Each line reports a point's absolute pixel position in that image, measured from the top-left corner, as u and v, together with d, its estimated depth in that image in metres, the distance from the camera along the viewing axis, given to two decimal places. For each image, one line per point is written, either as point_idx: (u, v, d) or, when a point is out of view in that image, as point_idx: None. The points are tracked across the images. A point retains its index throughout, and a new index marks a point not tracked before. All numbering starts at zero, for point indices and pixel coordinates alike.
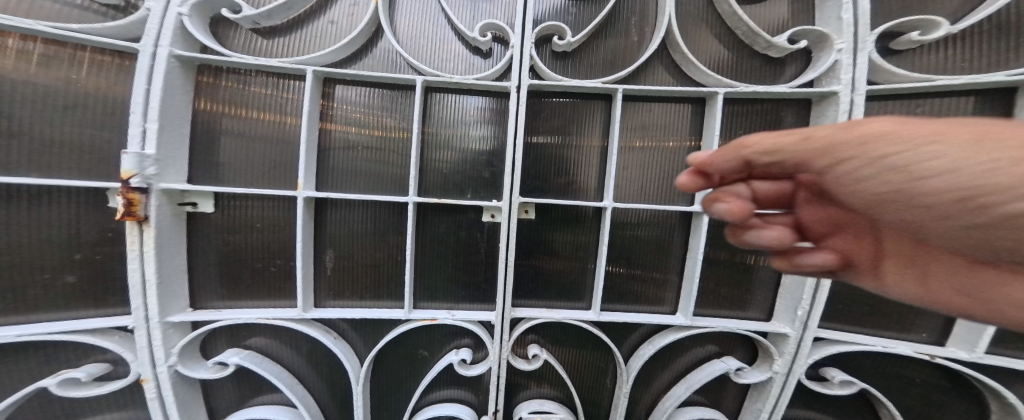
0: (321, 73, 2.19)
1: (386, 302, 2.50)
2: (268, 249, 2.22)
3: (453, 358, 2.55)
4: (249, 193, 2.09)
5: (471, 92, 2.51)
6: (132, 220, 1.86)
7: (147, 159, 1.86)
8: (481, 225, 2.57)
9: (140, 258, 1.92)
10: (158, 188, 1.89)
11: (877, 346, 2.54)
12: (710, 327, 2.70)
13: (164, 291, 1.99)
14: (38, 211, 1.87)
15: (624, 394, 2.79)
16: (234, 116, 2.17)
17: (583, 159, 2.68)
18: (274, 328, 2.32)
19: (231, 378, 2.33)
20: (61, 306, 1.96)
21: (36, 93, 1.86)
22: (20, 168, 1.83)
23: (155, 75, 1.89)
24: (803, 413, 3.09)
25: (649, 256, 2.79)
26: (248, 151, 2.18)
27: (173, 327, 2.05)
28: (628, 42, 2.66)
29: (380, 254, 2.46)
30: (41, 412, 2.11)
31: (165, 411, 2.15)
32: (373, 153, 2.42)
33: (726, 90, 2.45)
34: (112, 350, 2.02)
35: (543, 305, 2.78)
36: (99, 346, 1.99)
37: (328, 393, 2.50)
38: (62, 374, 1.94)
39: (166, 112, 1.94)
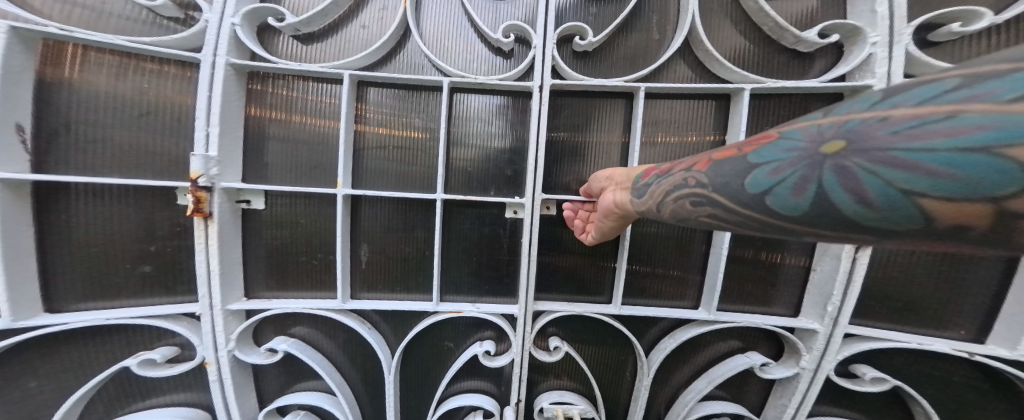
0: (357, 77, 2.34)
1: (415, 294, 2.66)
2: (310, 243, 2.40)
3: (477, 349, 2.69)
4: (295, 192, 2.27)
5: (494, 92, 2.60)
6: (199, 216, 2.07)
7: (211, 160, 2.06)
8: (505, 221, 2.68)
9: (205, 250, 2.14)
10: (220, 187, 2.10)
11: (913, 343, 2.51)
12: (734, 322, 2.72)
13: (224, 280, 2.20)
14: (119, 208, 2.12)
15: (646, 387, 2.86)
16: (278, 121, 2.35)
17: (605, 155, 2.73)
18: (314, 318, 2.52)
19: (277, 364, 2.54)
20: (136, 292, 2.20)
21: (115, 104, 2.08)
22: (106, 170, 2.08)
23: (215, 83, 2.08)
24: (830, 410, 3.07)
25: (670, 251, 2.83)
26: (292, 153, 2.36)
27: (231, 315, 2.26)
28: (649, 40, 2.68)
29: (409, 248, 2.61)
30: (119, 392, 2.36)
31: (223, 392, 2.37)
32: (405, 154, 2.56)
33: (753, 85, 2.44)
34: (181, 335, 2.26)
35: (564, 299, 2.87)
36: (172, 330, 2.22)
37: (361, 380, 2.69)
38: (140, 355, 2.18)
39: (225, 118, 2.13)
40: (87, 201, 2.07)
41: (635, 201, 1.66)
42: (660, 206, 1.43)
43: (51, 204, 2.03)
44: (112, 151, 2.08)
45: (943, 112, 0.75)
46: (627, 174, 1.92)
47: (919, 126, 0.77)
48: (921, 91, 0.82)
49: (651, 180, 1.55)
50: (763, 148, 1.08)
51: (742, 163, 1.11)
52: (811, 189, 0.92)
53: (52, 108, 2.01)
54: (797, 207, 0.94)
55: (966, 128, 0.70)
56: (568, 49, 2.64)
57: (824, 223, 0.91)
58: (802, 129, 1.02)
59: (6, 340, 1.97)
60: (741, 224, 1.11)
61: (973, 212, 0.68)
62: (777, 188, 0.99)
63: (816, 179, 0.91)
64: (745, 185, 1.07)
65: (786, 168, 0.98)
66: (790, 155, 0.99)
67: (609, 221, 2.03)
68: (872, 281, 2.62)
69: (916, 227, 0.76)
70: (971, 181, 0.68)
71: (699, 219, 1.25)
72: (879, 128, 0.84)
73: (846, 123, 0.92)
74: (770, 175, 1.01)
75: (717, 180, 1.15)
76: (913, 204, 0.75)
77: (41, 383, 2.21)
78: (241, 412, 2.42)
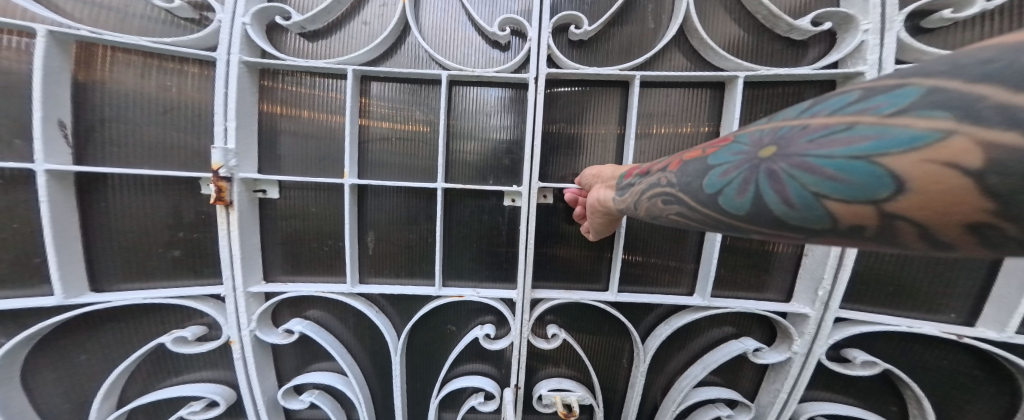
0: (360, 72, 2.46)
1: (418, 279, 2.82)
2: (321, 230, 2.56)
3: (478, 332, 2.84)
4: (306, 182, 2.42)
5: (492, 85, 2.71)
6: (222, 204, 2.24)
7: (230, 152, 2.21)
8: (504, 209, 2.81)
9: (228, 236, 2.30)
10: (239, 177, 2.25)
11: (902, 327, 2.59)
12: (728, 308, 2.83)
13: (246, 264, 2.37)
14: (150, 198, 2.29)
15: (642, 372, 2.99)
16: (290, 117, 2.49)
17: (601, 145, 2.83)
18: (327, 302, 2.70)
19: (294, 345, 2.72)
20: (168, 276, 2.39)
21: (143, 101, 2.24)
22: (139, 163, 2.26)
23: (231, 79, 2.22)
24: (822, 394, 3.17)
25: (665, 240, 2.93)
26: (304, 147, 2.51)
27: (252, 297, 2.44)
28: (644, 29, 2.75)
29: (413, 236, 2.76)
30: (154, 370, 2.57)
31: (246, 372, 2.55)
32: (410, 145, 2.70)
33: (747, 73, 2.50)
34: (209, 315, 2.44)
35: (561, 286, 3.00)
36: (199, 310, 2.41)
37: (371, 362, 2.89)
38: (173, 333, 2.37)
39: (241, 112, 2.27)
40: (121, 192, 2.25)
41: (617, 199, 1.78)
42: (637, 203, 1.53)
43: (92, 194, 2.21)
44: (142, 146, 2.26)
45: (840, 123, 0.87)
46: (611, 173, 2.07)
47: (828, 135, 0.88)
48: (834, 102, 0.93)
49: (633, 179, 1.68)
50: (720, 151, 1.16)
51: (702, 164, 1.20)
52: (750, 190, 1.00)
53: (87, 106, 2.17)
54: (741, 206, 1.03)
55: (856, 139, 0.81)
56: (564, 39, 2.73)
57: (759, 221, 1.01)
58: (749, 132, 1.11)
59: (58, 317, 2.18)
60: (702, 222, 1.19)
61: (863, 213, 0.80)
62: (725, 189, 1.08)
63: (754, 181, 1.00)
64: (702, 185, 1.16)
65: (732, 170, 1.07)
66: (736, 158, 1.09)
67: (597, 218, 2.17)
68: (862, 265, 2.69)
69: (826, 226, 0.87)
70: (857, 185, 0.80)
71: (671, 216, 1.34)
72: (802, 136, 0.94)
73: (780, 130, 1.01)
74: (720, 177, 1.10)
75: (682, 180, 1.26)
76: (822, 206, 0.86)
77: (90, 356, 2.43)
78: (263, 389, 2.60)
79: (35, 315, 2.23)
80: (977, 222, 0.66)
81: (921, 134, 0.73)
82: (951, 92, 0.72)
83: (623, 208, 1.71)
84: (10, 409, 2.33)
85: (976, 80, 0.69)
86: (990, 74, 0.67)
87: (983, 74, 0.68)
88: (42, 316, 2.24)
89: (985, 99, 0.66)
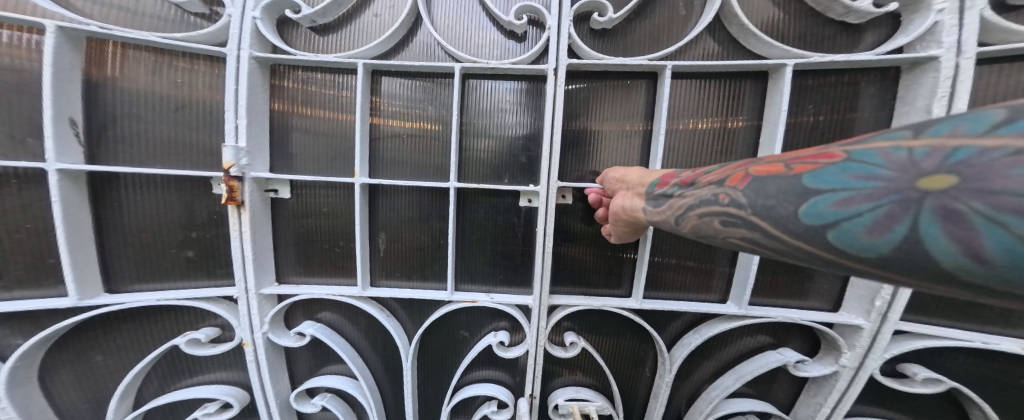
0: (370, 66, 2.38)
1: (430, 282, 2.73)
2: (332, 231, 2.49)
3: (492, 339, 2.74)
4: (317, 181, 2.35)
5: (507, 78, 2.56)
6: (234, 205, 2.19)
7: (241, 151, 2.16)
8: (519, 209, 2.67)
9: (240, 237, 2.25)
10: (250, 177, 2.19)
11: (976, 343, 2.31)
12: (767, 317, 2.58)
13: (258, 266, 2.33)
14: (163, 197, 2.28)
15: (667, 382, 2.80)
16: (301, 115, 2.43)
17: (626, 142, 2.64)
18: (338, 304, 2.63)
19: (307, 347, 2.68)
20: (184, 276, 2.39)
21: (153, 100, 2.22)
22: (151, 161, 2.25)
23: (241, 76, 2.16)
24: (871, 411, 2.89)
25: (696, 243, 2.70)
26: (315, 145, 2.44)
27: (265, 299, 2.40)
28: (674, 16, 2.52)
29: (424, 237, 2.66)
30: (171, 368, 2.58)
31: (260, 373, 2.53)
32: (420, 142, 2.59)
33: (797, 61, 2.23)
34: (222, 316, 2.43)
35: (581, 291, 2.82)
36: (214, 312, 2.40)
37: (382, 366, 2.83)
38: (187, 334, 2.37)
39: (252, 110, 2.22)
40: (133, 191, 2.25)
41: (649, 210, 1.66)
42: (681, 218, 1.44)
43: (105, 194, 2.22)
44: (154, 146, 2.24)
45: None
46: (639, 177, 1.88)
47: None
48: None
49: (670, 188, 1.56)
50: (822, 170, 1.03)
51: (793, 184, 1.07)
52: (894, 230, 0.84)
53: (100, 106, 2.17)
54: (883, 245, 0.86)
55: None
56: (584, 28, 2.54)
57: (913, 269, 0.84)
58: (880, 151, 0.95)
59: (76, 317, 2.20)
60: (784, 252, 1.08)
61: None
62: (846, 221, 0.93)
63: (906, 219, 0.83)
64: (799, 213, 1.02)
65: (862, 200, 0.92)
66: (866, 186, 0.93)
67: (620, 225, 1.98)
68: None
69: None
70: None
71: (727, 238, 1.25)
72: (1010, 166, 0.73)
73: (954, 152, 0.82)
74: (837, 205, 0.95)
75: (759, 202, 1.13)
76: None
77: (107, 356, 2.48)
78: (275, 391, 2.58)
79: (53, 314, 2.27)
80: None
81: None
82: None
83: (654, 220, 1.62)
84: (31, 409, 2.38)
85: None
86: None
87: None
88: (61, 315, 2.28)
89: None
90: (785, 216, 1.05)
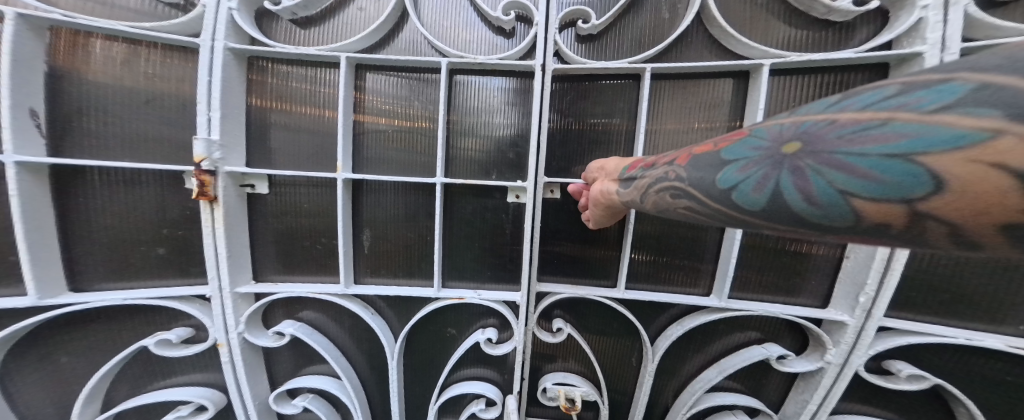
0: (355, 60, 2.33)
1: (417, 280, 2.68)
2: (314, 228, 2.43)
3: (479, 337, 2.69)
4: (298, 176, 2.29)
5: (495, 74, 2.53)
6: (206, 200, 2.11)
7: (214, 144, 2.08)
8: (508, 206, 2.64)
9: (213, 233, 2.18)
10: (224, 171, 2.12)
11: (960, 339, 2.29)
12: (749, 310, 2.57)
13: (233, 264, 2.26)
14: (132, 193, 2.21)
15: (650, 372, 2.78)
16: (281, 112, 2.36)
17: (613, 138, 2.60)
18: (321, 302, 2.57)
19: (288, 348, 2.62)
20: (154, 275, 2.32)
21: (123, 94, 2.15)
22: (118, 155, 2.17)
23: (215, 68, 2.09)
24: (857, 407, 2.89)
25: (683, 240, 2.67)
26: (295, 141, 2.38)
27: (240, 298, 2.33)
28: (659, 20, 2.50)
29: (411, 234, 2.61)
30: (142, 369, 2.50)
31: (236, 374, 2.46)
32: (407, 139, 2.54)
33: (774, 61, 2.22)
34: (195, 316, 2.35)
35: (568, 281, 2.81)
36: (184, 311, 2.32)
37: (368, 365, 2.78)
38: (158, 335, 2.29)
39: (227, 102, 2.15)
40: (100, 186, 2.17)
41: (622, 192, 1.65)
42: (645, 197, 1.42)
43: (71, 189, 2.14)
44: (124, 139, 2.17)
45: (874, 119, 0.80)
46: (616, 164, 1.91)
47: (859, 132, 0.81)
48: (865, 97, 0.87)
49: (637, 170, 1.57)
50: (733, 145, 1.10)
51: (715, 158, 1.12)
52: (769, 187, 0.93)
53: (64, 98, 2.09)
54: (756, 202, 0.95)
55: (897, 136, 0.74)
56: (571, 34, 2.55)
57: (778, 219, 0.93)
58: (767, 128, 1.05)
59: (37, 317, 2.12)
60: (713, 218, 1.12)
61: (894, 212, 0.73)
62: (741, 184, 1.00)
63: (775, 178, 0.92)
64: (716, 180, 1.07)
65: (752, 166, 0.99)
66: (755, 154, 1.01)
67: (599, 211, 2.00)
68: (914, 269, 2.35)
69: (848, 224, 0.80)
70: (891, 184, 0.73)
71: (680, 211, 1.25)
72: (829, 132, 0.87)
73: (802, 125, 0.95)
74: (737, 172, 1.02)
75: (694, 175, 1.16)
76: (848, 204, 0.78)
77: (72, 358, 2.39)
78: (253, 393, 2.51)
79: (15, 314, 2.18)
80: (1002, 219, 0.62)
81: (964, 133, 0.67)
82: (1007, 88, 0.65)
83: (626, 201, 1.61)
84: None
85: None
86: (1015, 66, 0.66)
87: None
88: (24, 315, 2.19)
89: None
90: (702, 183, 1.12)
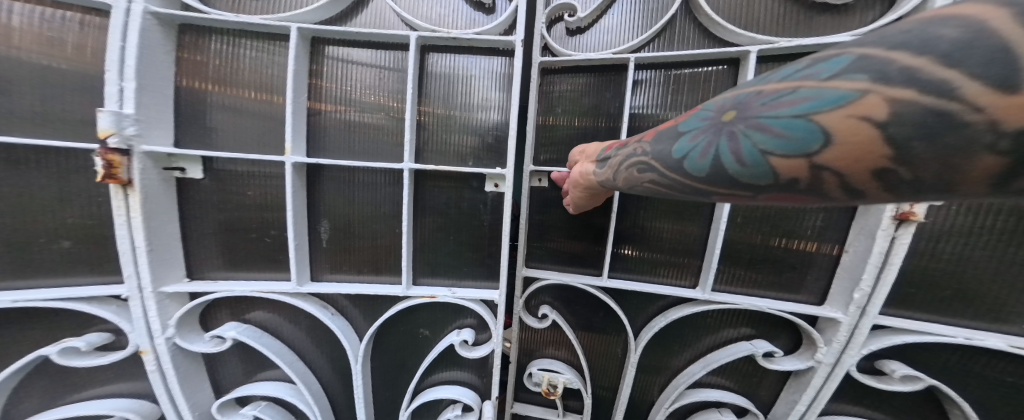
0: (308, 32, 2.07)
1: (384, 277, 2.43)
2: (261, 219, 2.16)
3: (454, 339, 2.47)
4: (238, 158, 2.01)
5: (472, 52, 2.29)
6: (116, 183, 1.82)
7: (126, 118, 1.78)
8: (486, 196, 2.40)
9: (128, 224, 1.90)
10: (140, 150, 1.84)
11: (958, 338, 2.13)
12: (734, 303, 2.40)
13: (158, 259, 2.00)
14: (22, 176, 1.89)
15: (633, 364, 2.62)
16: (221, 94, 2.08)
17: (596, 124, 2.40)
18: (272, 302, 2.31)
19: (235, 352, 2.38)
20: (63, 271, 2.03)
21: (19, 60, 1.87)
22: (7, 130, 1.86)
23: (131, 33, 1.81)
24: (848, 408, 2.75)
25: (671, 234, 2.46)
26: (237, 122, 2.10)
27: (171, 298, 2.09)
28: (646, 9, 2.30)
29: (378, 226, 2.35)
30: (56, 377, 2.22)
31: (167, 384, 2.22)
32: (370, 121, 2.27)
33: (761, 47, 2.02)
34: (111, 320, 2.12)
35: (557, 269, 2.64)
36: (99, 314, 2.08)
37: (332, 370, 2.54)
38: (63, 342, 2.03)
39: (146, 73, 1.87)
40: None
41: (597, 173, 1.57)
42: (615, 175, 1.39)
43: None
44: (21, 112, 1.88)
45: (788, 87, 0.87)
46: (596, 147, 1.72)
47: (777, 97, 0.88)
48: (786, 70, 0.92)
49: (613, 148, 1.50)
50: (686, 118, 1.12)
51: (673, 131, 1.14)
52: (711, 153, 0.99)
53: None
54: (702, 168, 1.02)
55: (803, 99, 0.83)
56: (561, 29, 2.40)
57: (719, 183, 1.00)
58: (713, 100, 1.08)
59: None
60: (673, 189, 1.14)
61: (798, 166, 0.84)
62: (691, 153, 1.05)
63: (715, 145, 0.98)
64: (672, 151, 1.11)
65: (699, 135, 1.04)
66: (702, 124, 1.04)
67: (579, 196, 1.82)
68: (912, 262, 2.19)
69: (770, 182, 0.91)
70: (796, 142, 0.83)
71: (646, 186, 1.26)
72: (757, 100, 0.93)
73: (739, 95, 0.99)
74: (688, 142, 1.06)
75: (657, 148, 1.18)
76: (767, 163, 0.89)
77: None
78: (191, 402, 2.29)
79: None
80: (873, 165, 0.73)
81: (845, 94, 0.77)
82: (873, 58, 0.76)
83: (601, 181, 1.54)
84: None
85: (895, 47, 0.73)
86: (903, 43, 0.72)
87: (895, 43, 0.74)
88: None
89: (892, 65, 0.72)
90: (664, 154, 1.14)
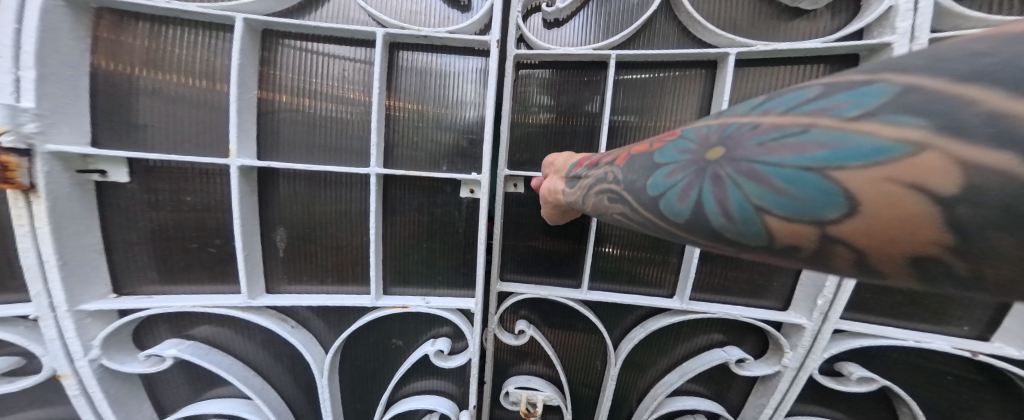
0: (256, 23, 1.85)
1: (350, 287, 2.25)
2: (202, 226, 1.95)
3: (429, 348, 2.34)
4: (172, 160, 1.78)
5: (446, 50, 2.13)
6: (15, 189, 1.56)
7: (23, 112, 1.52)
8: (461, 202, 2.26)
9: (31, 235, 1.65)
10: (44, 150, 1.57)
11: (909, 341, 2.20)
12: (709, 313, 2.39)
13: (74, 275, 1.76)
14: None
15: (613, 377, 2.58)
16: (150, 79, 1.82)
17: (573, 126, 2.30)
18: (218, 316, 2.10)
19: (179, 371, 2.17)
20: None
21: None
22: None
23: (28, 14, 1.55)
24: (810, 409, 2.83)
25: (646, 240, 2.42)
26: (172, 116, 1.85)
27: (93, 317, 1.86)
28: (627, 9, 2.20)
29: (342, 234, 2.17)
30: None
31: (94, 408, 2.01)
32: (331, 118, 2.05)
33: (739, 50, 1.96)
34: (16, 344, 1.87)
35: (534, 281, 2.57)
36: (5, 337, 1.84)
37: (295, 386, 2.36)
38: None
39: (48, 61, 1.60)
40: None
41: (568, 192, 1.44)
42: (586, 198, 1.24)
43: None
44: None
45: (794, 124, 0.63)
46: (565, 158, 1.64)
47: (779, 137, 0.64)
48: (790, 97, 0.69)
49: (585, 165, 1.38)
50: (663, 148, 0.90)
51: (648, 160, 0.93)
52: (692, 196, 0.75)
53: None
54: (679, 214, 0.78)
55: (813, 145, 0.58)
56: (538, 20, 2.26)
57: (699, 237, 0.76)
58: (695, 127, 0.86)
59: None
60: (644, 227, 0.93)
61: (804, 234, 0.59)
62: (668, 192, 0.81)
63: (696, 186, 0.74)
64: (646, 186, 0.89)
65: (678, 171, 0.80)
66: (682, 157, 0.82)
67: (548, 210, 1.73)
68: None
69: (762, 245, 0.65)
70: (803, 202, 0.59)
71: (615, 217, 1.08)
72: (750, 136, 0.69)
73: (728, 126, 0.76)
74: (665, 178, 0.83)
75: (629, 177, 0.99)
76: (760, 223, 0.63)
77: None
78: None
79: None
80: (924, 255, 0.48)
81: (885, 145, 0.51)
82: (929, 96, 0.50)
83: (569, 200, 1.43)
84: None
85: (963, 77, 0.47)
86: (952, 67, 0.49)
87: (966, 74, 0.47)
88: None
89: (968, 107, 0.45)
90: (636, 185, 0.94)
